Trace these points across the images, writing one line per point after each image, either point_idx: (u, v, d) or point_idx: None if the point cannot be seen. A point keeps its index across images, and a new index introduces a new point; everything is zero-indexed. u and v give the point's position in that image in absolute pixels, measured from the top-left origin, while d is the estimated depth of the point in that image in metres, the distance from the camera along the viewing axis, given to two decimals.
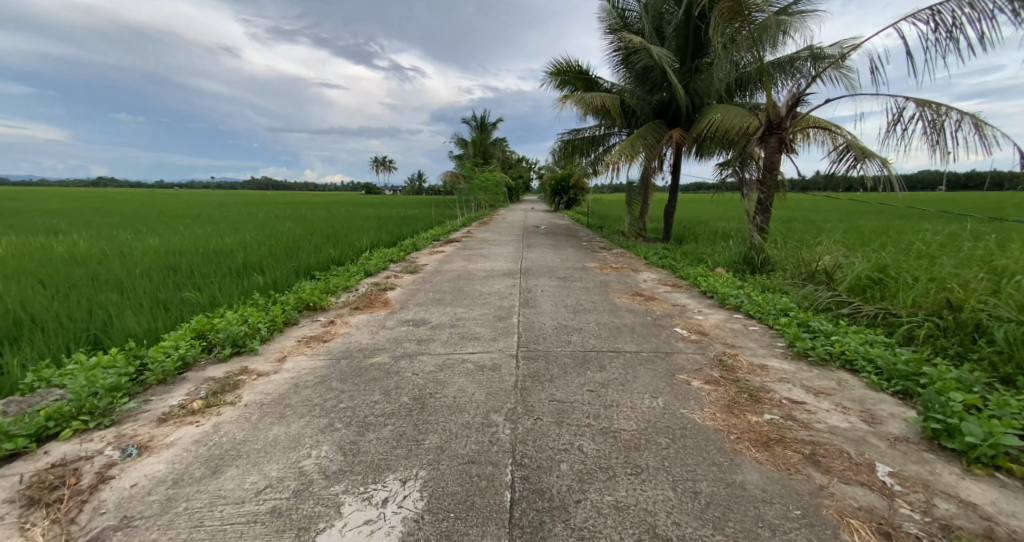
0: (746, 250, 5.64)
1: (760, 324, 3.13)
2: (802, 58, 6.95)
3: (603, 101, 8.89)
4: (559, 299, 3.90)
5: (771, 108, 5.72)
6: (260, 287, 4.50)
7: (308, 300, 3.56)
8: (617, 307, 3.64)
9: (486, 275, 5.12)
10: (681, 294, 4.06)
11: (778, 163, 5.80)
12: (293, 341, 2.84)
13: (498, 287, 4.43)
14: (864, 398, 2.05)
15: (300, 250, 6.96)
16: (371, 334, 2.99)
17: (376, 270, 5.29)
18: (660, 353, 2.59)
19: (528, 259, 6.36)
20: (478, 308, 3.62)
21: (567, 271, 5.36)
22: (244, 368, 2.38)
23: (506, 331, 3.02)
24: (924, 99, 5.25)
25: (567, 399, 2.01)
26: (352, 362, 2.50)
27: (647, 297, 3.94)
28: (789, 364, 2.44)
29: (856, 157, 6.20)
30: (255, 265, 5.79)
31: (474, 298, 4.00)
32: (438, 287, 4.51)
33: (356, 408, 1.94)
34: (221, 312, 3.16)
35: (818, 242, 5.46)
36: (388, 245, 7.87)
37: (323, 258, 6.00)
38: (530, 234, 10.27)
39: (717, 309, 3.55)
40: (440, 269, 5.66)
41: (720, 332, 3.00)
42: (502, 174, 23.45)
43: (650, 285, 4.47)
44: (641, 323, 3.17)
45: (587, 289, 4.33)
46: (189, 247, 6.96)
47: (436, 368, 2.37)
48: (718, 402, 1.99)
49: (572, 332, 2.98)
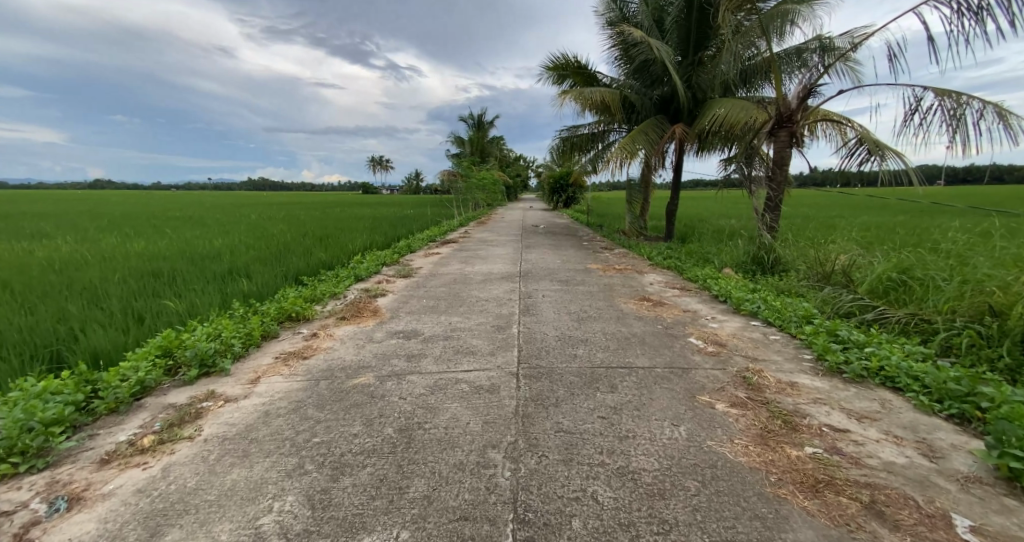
0: (755, 249, 5.38)
1: (781, 332, 2.88)
2: (811, 50, 6.70)
3: (603, 96, 8.62)
4: (561, 306, 3.64)
5: (781, 100, 5.46)
6: (243, 295, 4.22)
7: (290, 311, 3.29)
8: (624, 314, 3.38)
9: (484, 279, 4.86)
10: (692, 299, 3.80)
11: (788, 158, 5.54)
12: (270, 358, 2.57)
13: (496, 293, 4.16)
14: (916, 425, 1.80)
15: (289, 253, 6.68)
16: (358, 348, 2.73)
17: (368, 274, 5.03)
18: (676, 370, 2.33)
19: (527, 261, 6.09)
20: (475, 317, 3.36)
21: (568, 274, 5.10)
22: (211, 392, 2.10)
23: (505, 343, 2.76)
24: (943, 89, 5.03)
25: (575, 429, 1.75)
26: (333, 383, 2.24)
27: (655, 302, 3.68)
28: (822, 382, 2.19)
29: (869, 151, 5.97)
30: (241, 270, 5.50)
31: (471, 305, 3.73)
32: (432, 292, 4.24)
33: (332, 445, 1.68)
34: (193, 325, 2.88)
35: (831, 240, 5.20)
36: (381, 247, 7.59)
37: (313, 263, 5.73)
38: (529, 234, 9.99)
39: (732, 316, 3.30)
40: (435, 272, 5.39)
41: (739, 342, 2.74)
42: (499, 173, 23.16)
43: (657, 289, 4.20)
44: (651, 333, 2.91)
45: (590, 294, 4.06)
46: (174, 251, 6.68)
47: (427, 391, 2.11)
48: (749, 432, 1.73)
49: (576, 345, 2.72)
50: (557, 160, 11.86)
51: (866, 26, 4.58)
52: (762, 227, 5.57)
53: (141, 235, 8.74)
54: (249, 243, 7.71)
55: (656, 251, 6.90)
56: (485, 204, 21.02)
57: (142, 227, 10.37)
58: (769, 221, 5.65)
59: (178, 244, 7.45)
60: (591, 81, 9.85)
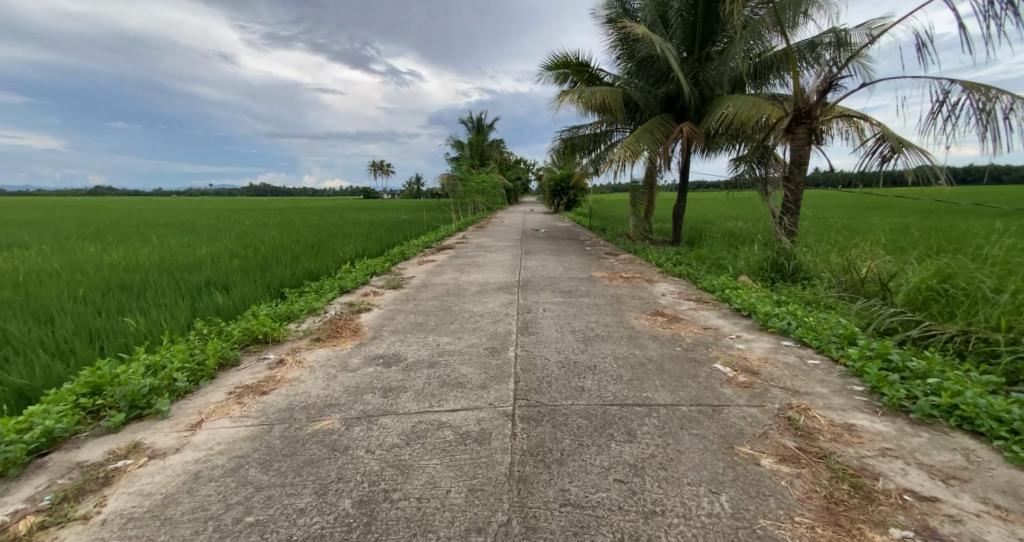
0: (772, 255, 5.00)
1: (821, 356, 2.48)
2: (826, 43, 6.29)
3: (604, 95, 8.24)
4: (564, 323, 3.24)
5: (800, 94, 5.07)
6: (216, 312, 3.84)
7: (255, 332, 2.89)
8: (636, 333, 2.98)
9: (480, 290, 4.47)
10: (711, 313, 3.40)
11: (807, 156, 5.14)
12: (222, 394, 2.18)
13: (491, 307, 3.76)
14: (1020, 490, 1.39)
15: (275, 262, 6.31)
16: (328, 379, 2.33)
17: (355, 285, 4.65)
18: (705, 409, 1.93)
19: (527, 268, 5.71)
20: (467, 337, 2.95)
21: (571, 283, 4.71)
22: (134, 446, 1.74)
23: (499, 372, 2.36)
24: (974, 80, 4.62)
25: (585, 502, 1.36)
26: (289, 428, 1.85)
27: (671, 318, 3.28)
28: (885, 424, 1.78)
29: (893, 148, 5.57)
30: (220, 281, 5.14)
31: (463, 322, 3.33)
32: (422, 307, 3.85)
33: (266, 528, 1.28)
34: (137, 353, 2.49)
35: (856, 244, 4.81)
36: (374, 254, 7.21)
37: (297, 273, 5.34)
38: (530, 239, 9.60)
39: (759, 335, 2.89)
40: (428, 282, 5.00)
41: (774, 370, 2.34)
42: (499, 176, 22.82)
43: (671, 301, 3.80)
44: (669, 359, 2.51)
45: (597, 308, 3.66)
46: (152, 261, 6.30)
47: (401, 441, 1.71)
48: (812, 503, 1.34)
49: (582, 374, 2.32)
50: (558, 162, 11.48)
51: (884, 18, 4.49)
52: (780, 232, 5.17)
53: (125, 243, 8.42)
54: (237, 251, 7.36)
55: (665, 256, 6.53)
56: (485, 207, 20.66)
57: (129, 234, 10.08)
58: (788, 225, 5.27)
59: (160, 253, 7.10)
60: (593, 80, 9.47)
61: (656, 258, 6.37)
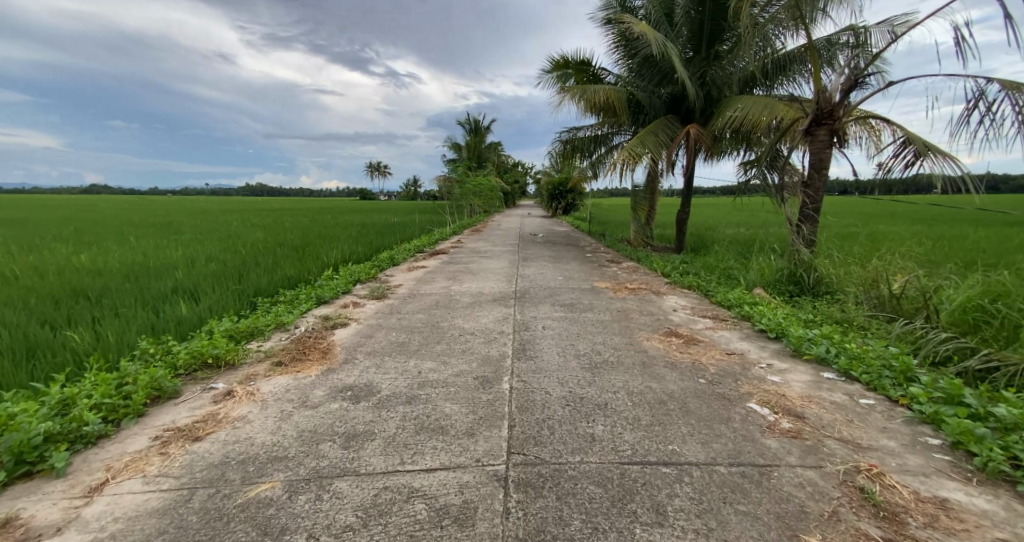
0: (790, 266, 4.62)
1: (876, 396, 2.09)
2: (845, 40, 5.92)
3: (607, 94, 7.83)
4: (566, 345, 2.82)
5: (821, 92, 4.68)
6: (174, 324, 3.40)
7: (205, 354, 2.45)
8: (650, 359, 2.56)
9: (472, 301, 4.06)
10: (732, 334, 3.01)
11: (827, 160, 4.76)
12: (145, 439, 1.73)
13: (484, 323, 3.34)
14: None
15: (253, 267, 5.87)
16: (280, 420, 1.90)
17: (334, 295, 4.23)
18: (750, 471, 1.52)
19: (525, 277, 5.31)
20: (454, 362, 2.53)
21: (572, 295, 4.31)
22: (5, 523, 1.30)
23: (490, 412, 1.94)
24: (1012, 82, 4.27)
25: None
26: (214, 494, 1.42)
27: (688, 340, 2.88)
28: (987, 500, 1.39)
29: (917, 153, 5.22)
30: (189, 288, 4.69)
31: (452, 341, 2.91)
32: (406, 321, 3.43)
33: None
34: (53, 384, 2.04)
35: (883, 256, 4.45)
36: (361, 260, 6.77)
37: (275, 280, 4.91)
38: (528, 243, 9.19)
39: (794, 364, 2.49)
40: (416, 292, 4.58)
41: (823, 413, 1.94)
42: (496, 179, 22.32)
43: (685, 319, 3.39)
44: (693, 395, 2.10)
45: (603, 325, 3.25)
46: (119, 265, 5.85)
47: (358, 520, 1.29)
48: None
49: (590, 415, 1.91)
50: (557, 165, 11.10)
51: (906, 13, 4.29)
52: (799, 241, 4.79)
53: (101, 244, 7.96)
54: (215, 254, 6.90)
55: (671, 265, 6.13)
56: (481, 210, 20.25)
57: (107, 234, 9.59)
58: (807, 233, 4.88)
59: (132, 255, 6.64)
60: (594, 80, 9.08)
61: (661, 266, 5.99)
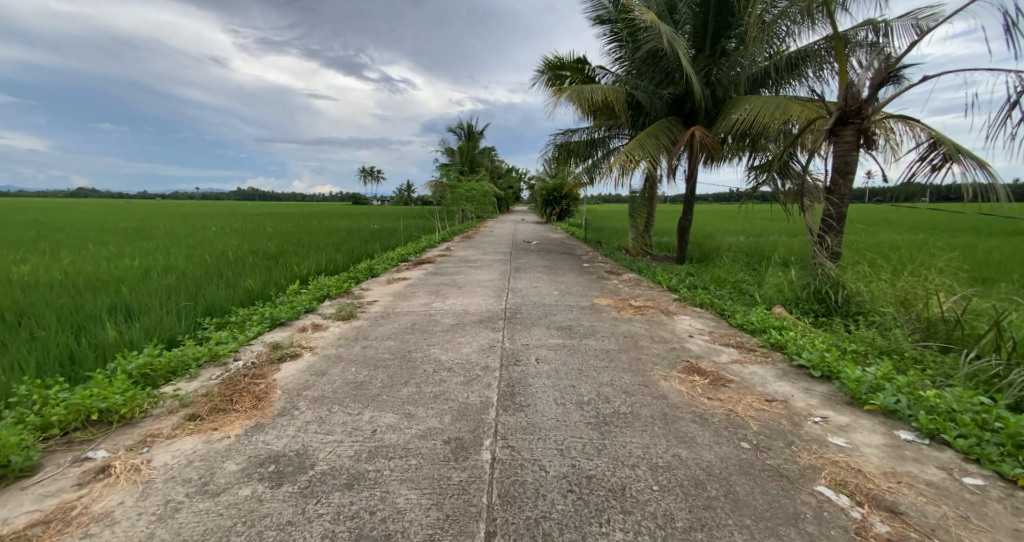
0: (814, 282, 4.12)
1: (983, 473, 1.55)
2: (863, 35, 5.45)
3: (605, 94, 7.30)
4: (564, 387, 2.25)
5: (848, 88, 4.18)
6: (91, 351, 2.80)
7: (92, 408, 1.86)
8: (673, 411, 2.01)
9: (455, 324, 3.49)
10: (768, 372, 2.46)
11: (854, 163, 4.26)
12: None
13: (465, 354, 2.76)
14: None
15: (214, 278, 5.27)
16: (156, 521, 1.33)
17: (293, 315, 3.64)
18: None
19: (516, 292, 4.76)
20: (421, 416, 1.95)
21: (570, 314, 3.76)
22: None
23: (463, 506, 1.38)
24: None
25: None
26: None
27: (715, 381, 2.33)
28: None
29: (946, 156, 4.71)
30: (130, 304, 4.07)
31: (422, 383, 2.32)
32: (372, 352, 2.85)
33: None
34: None
35: (921, 273, 3.96)
36: (337, 271, 6.19)
37: (232, 297, 4.30)
38: (520, 252, 8.64)
39: (856, 418, 1.95)
40: (391, 310, 4.00)
41: (922, 501, 1.40)
42: (490, 184, 21.76)
43: (704, 349, 2.85)
44: (738, 472, 1.54)
45: (608, 357, 2.68)
46: (62, 276, 5.20)
47: None
48: None
49: (603, 513, 1.34)
50: (552, 169, 10.57)
51: (933, 5, 4.13)
52: (823, 253, 4.28)
53: (56, 251, 7.32)
54: (175, 263, 6.29)
55: (676, 277, 5.62)
56: (474, 215, 19.66)
57: (69, 240, 8.93)
58: (831, 245, 4.36)
59: (82, 265, 6.01)
60: (592, 79, 8.53)
61: (665, 278, 5.47)
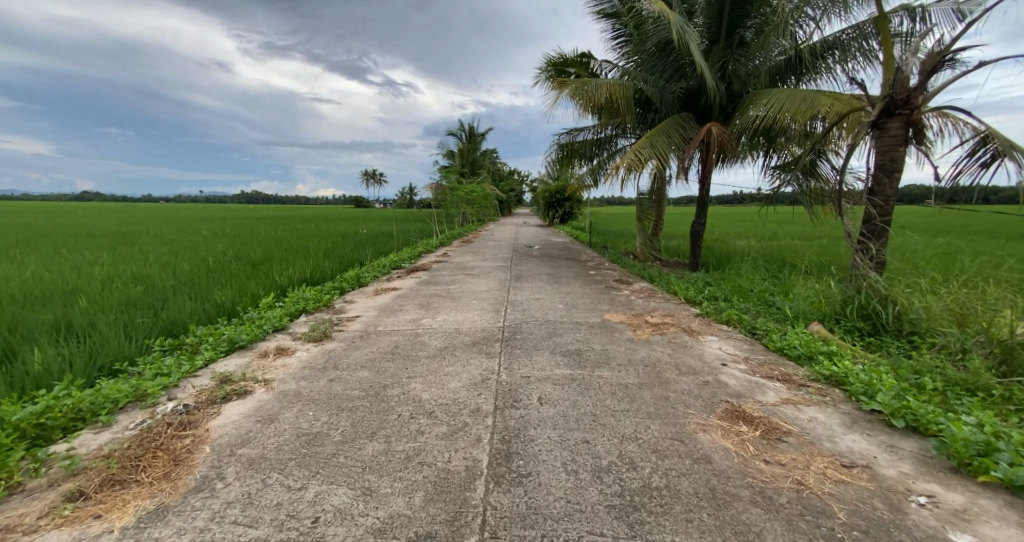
0: (858, 295, 3.60)
1: None
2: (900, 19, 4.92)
3: (611, 90, 6.78)
4: (575, 444, 1.74)
5: (895, 74, 3.66)
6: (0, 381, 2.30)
7: None
8: (723, 484, 1.49)
9: (443, 347, 2.97)
10: (834, 420, 1.95)
11: (900, 160, 3.75)
12: None
13: (453, 391, 2.26)
14: None
15: (181, 290, 4.75)
16: None
17: (255, 336, 3.12)
18: None
19: (515, 305, 4.23)
20: (384, 493, 1.45)
21: (577, 334, 3.24)
22: None
23: None
24: None
25: None
26: None
27: (771, 435, 1.81)
28: None
29: (998, 153, 4.19)
30: (76, 320, 3.54)
31: (393, 435, 1.82)
32: (338, 386, 2.34)
33: None
34: None
35: (983, 286, 3.45)
36: (320, 280, 5.68)
37: (195, 312, 3.79)
38: (522, 258, 8.11)
39: (974, 497, 1.45)
40: (372, 329, 3.48)
41: None
42: (490, 186, 21.21)
43: (745, 384, 2.33)
44: None
45: (629, 397, 2.16)
46: (14, 287, 4.67)
47: None
48: None
49: None
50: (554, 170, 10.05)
51: None
52: (867, 263, 3.76)
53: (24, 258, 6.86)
54: (146, 272, 5.77)
55: (694, 287, 5.10)
56: (474, 219, 19.10)
57: (45, 246, 8.42)
58: (876, 253, 3.83)
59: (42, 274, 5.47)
60: (597, 75, 8.01)
61: (682, 288, 4.95)
